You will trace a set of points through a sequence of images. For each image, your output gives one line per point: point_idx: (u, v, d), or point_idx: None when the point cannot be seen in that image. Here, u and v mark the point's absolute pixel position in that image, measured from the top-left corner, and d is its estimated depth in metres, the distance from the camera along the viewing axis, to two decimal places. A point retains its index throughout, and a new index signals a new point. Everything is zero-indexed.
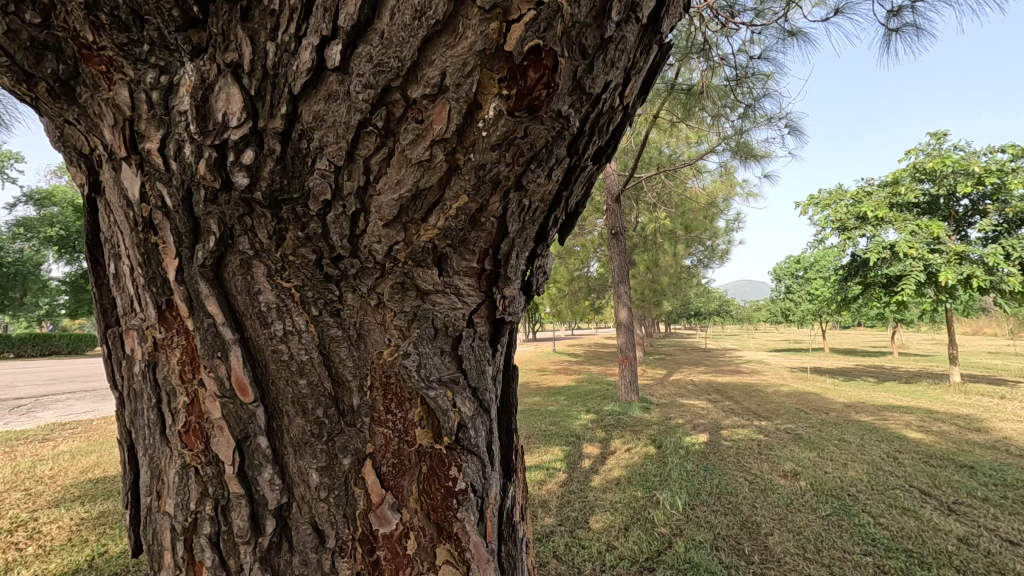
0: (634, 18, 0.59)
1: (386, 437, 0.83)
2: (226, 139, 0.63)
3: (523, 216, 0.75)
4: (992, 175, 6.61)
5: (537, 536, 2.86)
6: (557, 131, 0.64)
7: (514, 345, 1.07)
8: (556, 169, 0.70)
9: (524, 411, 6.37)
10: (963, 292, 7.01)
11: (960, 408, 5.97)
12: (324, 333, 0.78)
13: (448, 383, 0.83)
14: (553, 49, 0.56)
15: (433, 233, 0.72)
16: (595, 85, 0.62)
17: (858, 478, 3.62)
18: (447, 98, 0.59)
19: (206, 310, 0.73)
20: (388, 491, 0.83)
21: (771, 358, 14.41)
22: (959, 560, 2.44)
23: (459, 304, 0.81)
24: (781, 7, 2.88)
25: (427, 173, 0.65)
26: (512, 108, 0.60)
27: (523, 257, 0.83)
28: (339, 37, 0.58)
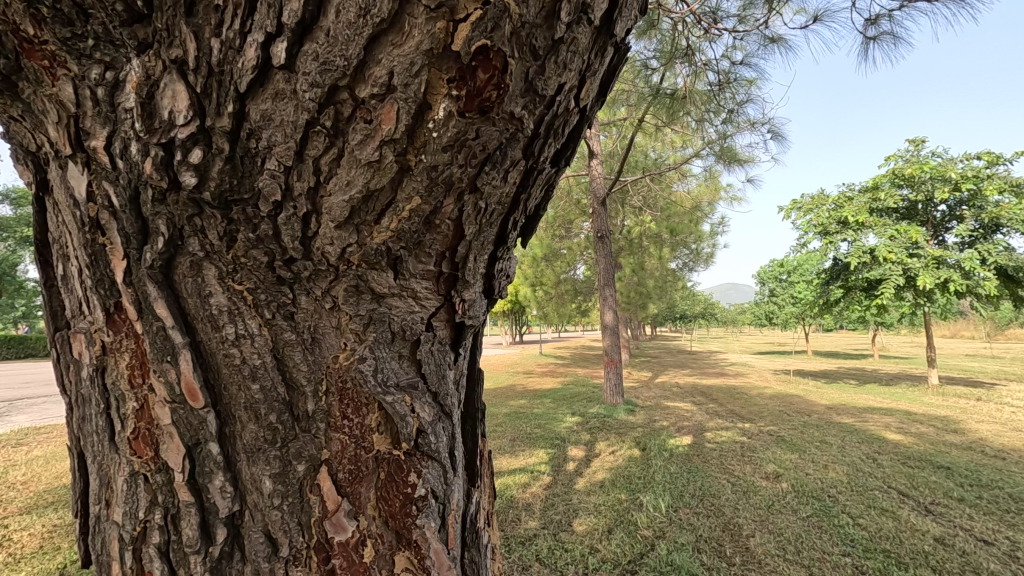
0: (586, 19, 0.58)
1: (343, 443, 0.83)
2: (174, 138, 0.62)
3: (480, 218, 0.73)
4: (969, 182, 6.76)
5: (520, 540, 2.85)
6: (511, 132, 0.63)
7: (479, 349, 1.06)
8: (511, 171, 0.69)
9: (510, 414, 6.36)
10: (941, 296, 7.15)
11: (938, 410, 6.08)
12: (278, 336, 0.78)
13: (406, 388, 0.83)
14: (502, 49, 0.56)
15: (386, 235, 0.71)
16: (548, 87, 0.61)
17: (838, 479, 3.66)
18: (395, 98, 0.59)
19: (155, 313, 0.71)
20: (345, 498, 0.83)
21: (756, 361, 14.57)
22: (935, 560, 2.47)
23: (417, 308, 0.81)
24: (763, 14, 2.92)
25: (377, 175, 0.65)
26: (463, 108, 0.60)
27: (482, 260, 0.80)
28: (284, 34, 0.56)
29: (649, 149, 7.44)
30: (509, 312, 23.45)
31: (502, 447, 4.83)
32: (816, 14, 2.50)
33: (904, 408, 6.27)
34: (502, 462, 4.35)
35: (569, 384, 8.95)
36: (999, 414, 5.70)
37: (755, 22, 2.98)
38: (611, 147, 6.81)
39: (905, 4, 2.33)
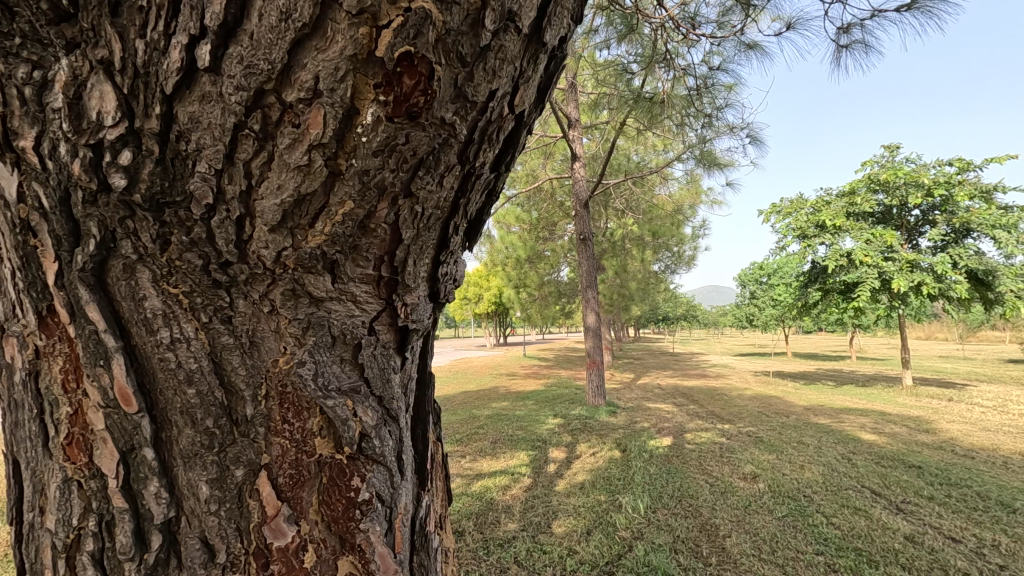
0: (512, 27, 0.63)
1: (283, 447, 0.83)
2: (102, 139, 0.61)
3: (417, 223, 0.77)
4: (941, 187, 6.92)
5: (499, 542, 2.85)
6: (443, 138, 0.68)
7: (429, 354, 1.08)
8: (446, 176, 0.73)
9: (492, 416, 6.36)
10: (914, 299, 7.31)
11: (911, 410, 6.21)
12: (215, 340, 0.77)
13: (348, 392, 0.84)
14: (426, 56, 0.60)
15: (321, 239, 0.73)
16: (477, 93, 0.66)
17: (813, 479, 3.72)
18: (322, 102, 0.61)
19: (87, 316, 0.70)
20: (285, 502, 0.84)
21: (737, 363, 14.74)
22: (905, 558, 2.52)
23: (357, 311, 0.81)
24: (740, 21, 2.96)
25: (308, 178, 0.67)
26: (391, 114, 0.63)
27: (423, 264, 0.83)
28: (207, 36, 0.57)
29: (632, 153, 7.50)
30: (494, 314, 23.45)
31: (483, 449, 4.82)
32: (789, 22, 2.55)
33: (879, 408, 6.40)
34: (483, 464, 4.34)
35: (552, 386, 8.98)
36: (970, 414, 5.84)
37: (731, 29, 3.03)
38: (594, 150, 6.85)
39: (876, 14, 2.39)
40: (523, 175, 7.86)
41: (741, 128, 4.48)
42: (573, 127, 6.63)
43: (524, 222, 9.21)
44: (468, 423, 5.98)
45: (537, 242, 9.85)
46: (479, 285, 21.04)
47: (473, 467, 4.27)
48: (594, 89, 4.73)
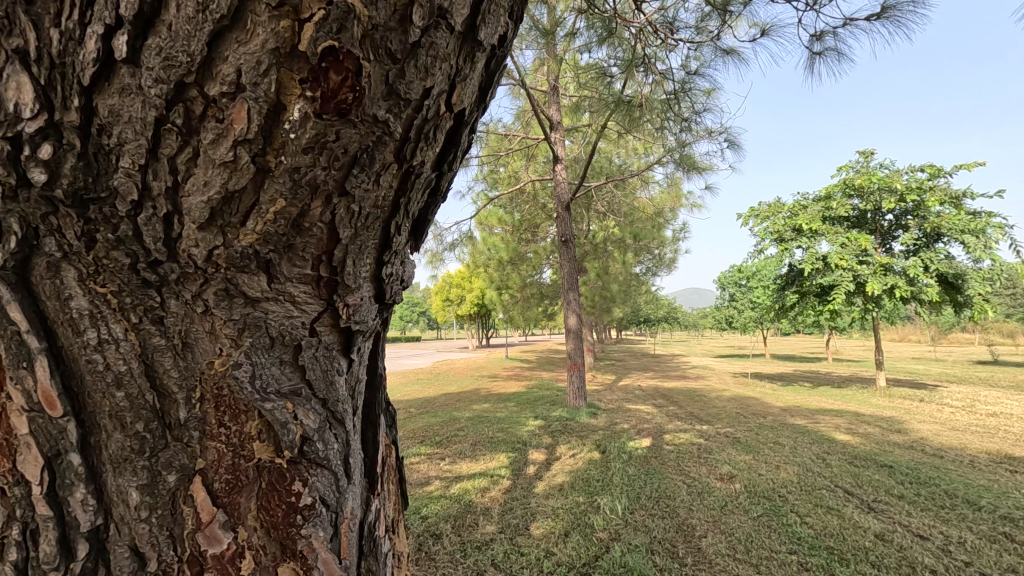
0: (443, 25, 0.66)
1: (219, 452, 0.83)
2: (20, 131, 0.59)
3: (355, 222, 0.77)
4: (914, 193, 7.09)
5: (476, 545, 2.83)
6: (378, 135, 0.69)
7: (379, 357, 1.10)
8: (383, 174, 0.74)
9: (473, 418, 6.34)
10: (888, 302, 7.48)
11: (883, 411, 6.35)
12: (147, 341, 0.75)
13: (289, 395, 0.85)
14: (351, 51, 0.61)
15: (253, 238, 0.72)
16: (410, 90, 0.68)
17: (788, 479, 3.77)
18: (245, 97, 0.62)
19: (7, 316, 0.67)
20: (220, 509, 0.83)
21: (716, 364, 14.94)
22: (875, 556, 2.57)
23: (296, 312, 0.81)
24: (717, 27, 3.01)
25: (235, 175, 0.67)
26: (319, 110, 0.64)
27: (364, 264, 0.83)
28: (123, 27, 0.58)
29: (615, 156, 7.55)
30: (476, 316, 23.40)
31: (463, 451, 4.80)
32: (764, 28, 2.60)
33: (853, 409, 6.53)
34: (463, 466, 4.32)
35: (534, 387, 8.98)
36: (940, 415, 5.98)
37: (708, 34, 3.07)
38: (576, 153, 6.88)
39: (848, 23, 2.44)
40: (505, 177, 7.86)
41: (719, 133, 4.53)
42: (554, 129, 6.66)
43: (507, 224, 9.21)
44: (448, 425, 5.95)
45: (520, 243, 9.86)
46: (461, 287, 20.98)
47: (452, 469, 4.25)
48: (576, 92, 4.74)
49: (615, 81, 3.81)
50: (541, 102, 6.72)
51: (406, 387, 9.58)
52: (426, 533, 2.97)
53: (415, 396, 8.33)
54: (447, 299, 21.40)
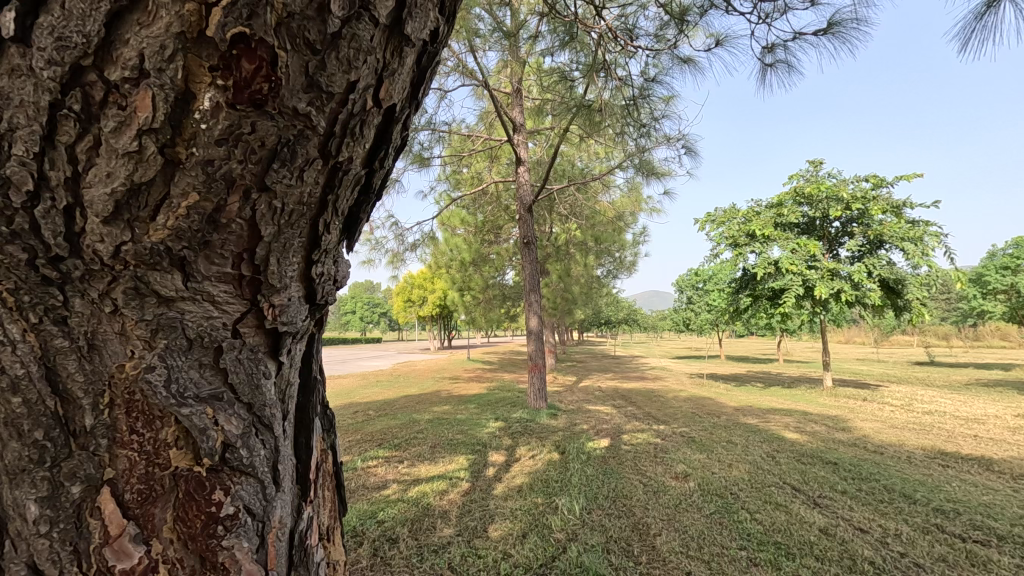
0: (366, 17, 0.69)
1: (130, 460, 0.81)
2: None
3: (277, 219, 0.79)
4: (858, 202, 7.43)
5: (433, 548, 2.80)
6: (298, 129, 0.72)
7: (309, 358, 1.13)
8: (306, 170, 0.77)
9: (433, 420, 6.28)
10: (834, 305, 7.81)
11: (829, 410, 6.63)
12: (48, 343, 0.73)
13: (208, 399, 0.84)
14: (265, 40, 0.64)
15: (164, 234, 0.73)
16: (332, 83, 0.70)
17: (739, 477, 3.88)
18: (149, 84, 0.63)
19: None
20: (130, 521, 0.81)
21: (674, 366, 15.26)
22: (819, 549, 2.67)
23: (215, 313, 0.82)
24: (675, 36, 3.08)
25: (141, 166, 0.67)
26: (232, 100, 0.66)
27: (287, 262, 0.85)
28: (11, 5, 0.59)
29: (577, 159, 7.63)
30: (438, 317, 23.21)
31: (422, 453, 4.74)
32: (717, 39, 2.68)
33: (802, 408, 6.79)
34: (421, 469, 4.27)
35: (495, 389, 8.98)
36: (881, 413, 6.28)
37: (665, 42, 3.14)
38: (539, 155, 6.92)
39: (799, 37, 2.54)
40: (468, 178, 7.84)
41: (677, 139, 4.64)
42: (518, 131, 6.68)
43: (470, 225, 9.18)
44: (408, 427, 5.87)
45: (482, 244, 9.84)
46: (424, 288, 20.78)
47: (410, 472, 4.19)
48: (539, 95, 4.76)
49: (578, 85, 3.84)
50: (504, 103, 6.73)
51: (365, 389, 9.41)
52: (381, 538, 2.92)
53: (374, 399, 8.18)
54: (409, 300, 21.15)
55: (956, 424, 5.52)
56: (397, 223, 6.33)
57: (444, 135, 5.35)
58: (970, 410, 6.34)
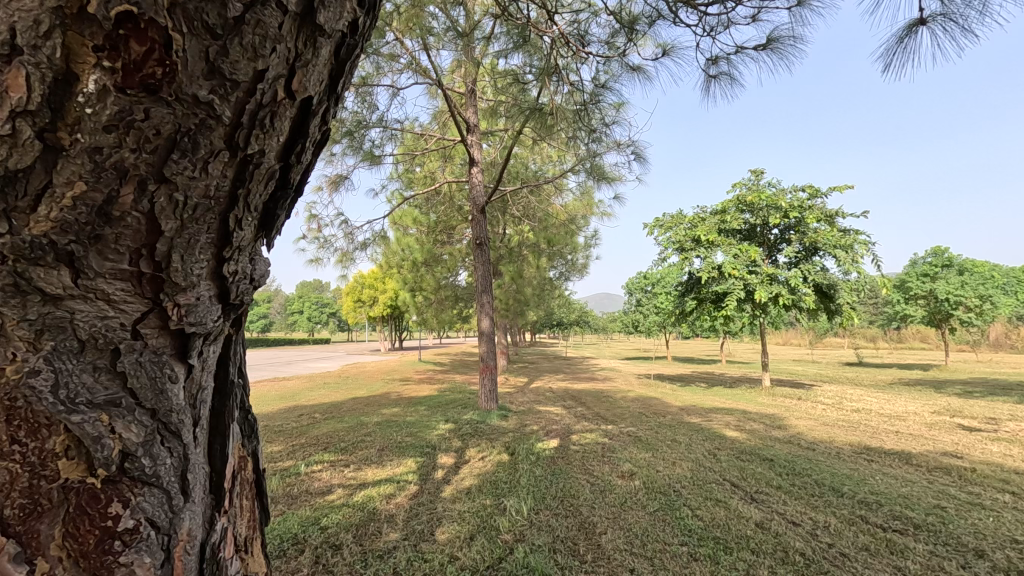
0: (271, 5, 0.71)
1: (12, 472, 0.73)
2: None
3: (180, 213, 0.77)
4: (795, 210, 7.82)
5: (378, 554, 2.74)
6: (200, 117, 0.72)
7: (224, 361, 1.08)
8: (211, 162, 0.76)
9: (381, 422, 6.17)
10: (773, 309, 8.19)
11: (767, 408, 6.95)
12: None
13: (104, 406, 0.79)
14: (156, 21, 0.64)
15: (47, 227, 0.69)
16: (236, 71, 0.72)
17: (682, 475, 4.00)
18: (22, 62, 0.61)
19: None
20: (11, 539, 0.73)
21: (623, 367, 15.59)
22: (754, 543, 2.78)
23: (110, 312, 0.76)
24: (624, 44, 3.15)
25: (17, 152, 0.64)
26: (121, 84, 0.65)
27: (192, 260, 0.82)
28: None
29: (531, 162, 7.68)
30: (389, 317, 22.83)
31: (369, 457, 4.64)
32: (663, 49, 2.76)
33: (742, 407, 7.07)
34: (368, 473, 4.17)
35: (446, 390, 8.90)
36: (814, 412, 6.63)
37: (615, 50, 3.20)
38: (493, 156, 6.92)
39: (740, 51, 2.65)
40: (421, 177, 7.75)
41: (627, 145, 4.74)
42: (471, 132, 6.67)
43: (422, 225, 9.08)
44: (355, 430, 5.74)
45: (435, 244, 9.75)
46: (374, 288, 20.38)
47: (357, 476, 4.09)
48: (493, 96, 4.76)
49: (532, 89, 3.86)
50: (458, 103, 6.69)
51: (312, 391, 9.13)
52: (324, 545, 2.83)
53: (321, 401, 7.95)
54: (359, 300, 20.68)
55: (880, 421, 5.89)
56: (347, 222, 6.18)
57: (396, 133, 5.27)
58: (893, 408, 6.78)
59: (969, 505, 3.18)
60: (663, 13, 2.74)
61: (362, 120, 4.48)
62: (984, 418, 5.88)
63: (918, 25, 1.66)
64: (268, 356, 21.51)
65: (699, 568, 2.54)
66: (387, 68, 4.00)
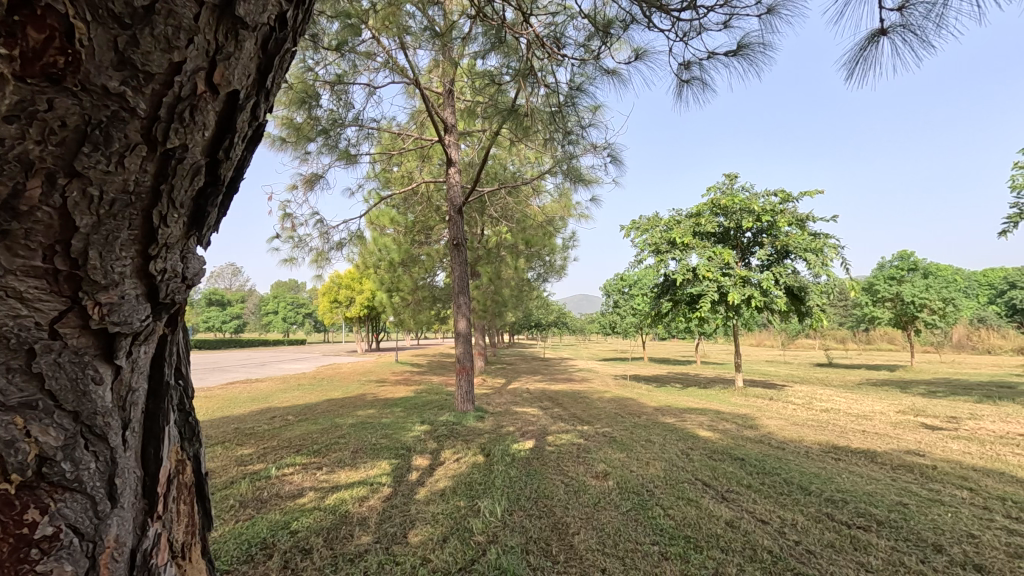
0: None
1: None
2: None
3: (96, 209, 0.76)
4: (768, 214, 7.97)
5: (349, 557, 2.71)
6: (112, 110, 0.71)
7: (158, 363, 1.05)
8: (127, 156, 0.75)
9: (356, 424, 6.11)
10: (746, 311, 8.34)
11: (739, 408, 7.07)
12: None
13: (19, 409, 0.75)
14: (52, 6, 0.64)
15: None
16: (149, 62, 0.72)
17: (656, 474, 4.04)
18: None
19: None
20: None
21: (600, 367, 15.69)
22: (724, 542, 2.82)
23: (25, 311, 0.73)
24: (599, 47, 3.17)
25: None
26: (21, 73, 0.64)
27: (114, 258, 0.80)
28: None
29: (509, 163, 7.69)
30: (365, 317, 22.60)
31: (342, 459, 4.58)
32: (638, 52, 2.79)
33: (715, 407, 7.19)
34: (341, 476, 4.12)
35: (423, 392, 8.85)
36: (784, 411, 6.76)
37: (591, 53, 3.22)
38: (471, 157, 6.91)
39: (712, 57, 2.69)
40: (398, 177, 7.70)
41: (603, 147, 4.78)
42: (449, 132, 6.66)
43: (399, 225, 9.02)
44: (328, 432, 5.66)
45: (413, 245, 9.69)
46: (351, 288, 20.16)
47: (329, 479, 4.03)
48: (471, 97, 4.75)
49: (509, 91, 3.85)
50: (436, 103, 6.66)
51: (285, 393, 8.98)
52: (294, 549, 2.79)
53: (294, 403, 7.83)
54: (336, 300, 20.42)
55: (848, 420, 6.04)
56: (322, 221, 6.09)
57: (373, 132, 5.22)
58: (860, 407, 6.96)
59: (930, 502, 3.27)
60: (637, 18, 2.77)
61: (337, 119, 4.42)
62: (945, 417, 6.07)
63: (879, 35, 1.71)
64: (241, 357, 21.09)
65: (670, 568, 2.56)
66: (363, 67, 3.96)
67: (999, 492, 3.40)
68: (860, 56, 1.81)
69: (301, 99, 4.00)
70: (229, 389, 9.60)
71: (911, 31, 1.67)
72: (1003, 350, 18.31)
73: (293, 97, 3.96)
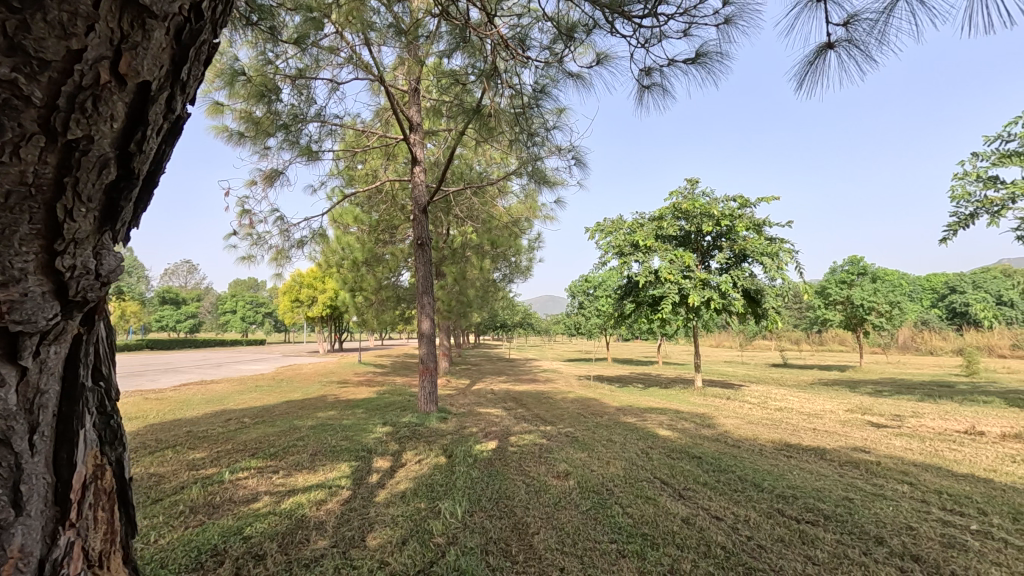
0: None
1: None
2: None
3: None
4: (727, 218, 8.19)
5: (304, 562, 2.65)
6: (8, 97, 0.77)
7: (70, 364, 1.01)
8: (25, 144, 0.79)
9: (315, 426, 5.98)
10: (705, 313, 8.55)
11: (698, 408, 7.24)
12: None
13: None
14: None
15: None
16: (44, 51, 0.77)
17: (616, 473, 4.10)
18: None
19: None
20: None
21: (564, 368, 15.82)
22: (680, 538, 2.88)
23: None
24: (562, 51, 3.21)
25: None
26: None
27: (14, 250, 0.82)
28: None
29: (475, 163, 7.67)
30: (327, 317, 22.14)
31: (300, 462, 4.48)
32: (600, 57, 2.83)
33: (675, 407, 7.34)
34: (297, 479, 4.02)
35: (385, 393, 8.75)
36: (741, 411, 6.96)
37: (555, 56, 3.24)
38: (436, 156, 6.87)
39: (672, 64, 2.75)
40: (362, 175, 7.59)
41: (568, 150, 4.82)
42: (414, 130, 6.62)
43: (363, 223, 8.89)
44: (286, 435, 5.52)
45: (377, 244, 9.56)
46: (313, 287, 19.74)
47: (285, 483, 3.93)
48: (436, 96, 4.72)
49: (476, 92, 3.84)
50: (401, 101, 6.59)
51: (242, 395, 8.72)
52: (246, 555, 2.71)
53: (251, 404, 7.61)
54: (297, 299, 19.95)
55: (800, 419, 6.27)
56: (282, 218, 5.93)
57: (335, 129, 5.12)
58: (811, 406, 7.23)
59: (873, 496, 3.42)
60: (600, 23, 2.81)
61: (299, 114, 4.32)
62: (889, 415, 6.37)
63: (827, 49, 1.78)
64: (196, 357, 20.35)
65: (627, 566, 2.59)
66: (326, 62, 3.88)
67: (936, 486, 3.58)
68: (809, 68, 1.87)
69: (260, 92, 3.87)
70: (182, 391, 9.26)
71: (857, 46, 1.74)
72: (943, 350, 19.35)
73: (251, 90, 3.83)
